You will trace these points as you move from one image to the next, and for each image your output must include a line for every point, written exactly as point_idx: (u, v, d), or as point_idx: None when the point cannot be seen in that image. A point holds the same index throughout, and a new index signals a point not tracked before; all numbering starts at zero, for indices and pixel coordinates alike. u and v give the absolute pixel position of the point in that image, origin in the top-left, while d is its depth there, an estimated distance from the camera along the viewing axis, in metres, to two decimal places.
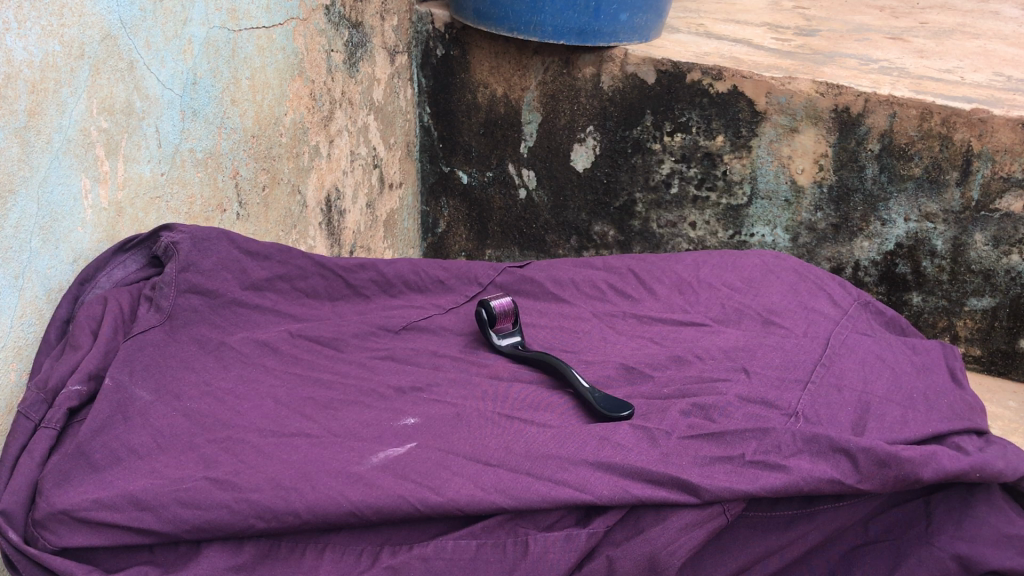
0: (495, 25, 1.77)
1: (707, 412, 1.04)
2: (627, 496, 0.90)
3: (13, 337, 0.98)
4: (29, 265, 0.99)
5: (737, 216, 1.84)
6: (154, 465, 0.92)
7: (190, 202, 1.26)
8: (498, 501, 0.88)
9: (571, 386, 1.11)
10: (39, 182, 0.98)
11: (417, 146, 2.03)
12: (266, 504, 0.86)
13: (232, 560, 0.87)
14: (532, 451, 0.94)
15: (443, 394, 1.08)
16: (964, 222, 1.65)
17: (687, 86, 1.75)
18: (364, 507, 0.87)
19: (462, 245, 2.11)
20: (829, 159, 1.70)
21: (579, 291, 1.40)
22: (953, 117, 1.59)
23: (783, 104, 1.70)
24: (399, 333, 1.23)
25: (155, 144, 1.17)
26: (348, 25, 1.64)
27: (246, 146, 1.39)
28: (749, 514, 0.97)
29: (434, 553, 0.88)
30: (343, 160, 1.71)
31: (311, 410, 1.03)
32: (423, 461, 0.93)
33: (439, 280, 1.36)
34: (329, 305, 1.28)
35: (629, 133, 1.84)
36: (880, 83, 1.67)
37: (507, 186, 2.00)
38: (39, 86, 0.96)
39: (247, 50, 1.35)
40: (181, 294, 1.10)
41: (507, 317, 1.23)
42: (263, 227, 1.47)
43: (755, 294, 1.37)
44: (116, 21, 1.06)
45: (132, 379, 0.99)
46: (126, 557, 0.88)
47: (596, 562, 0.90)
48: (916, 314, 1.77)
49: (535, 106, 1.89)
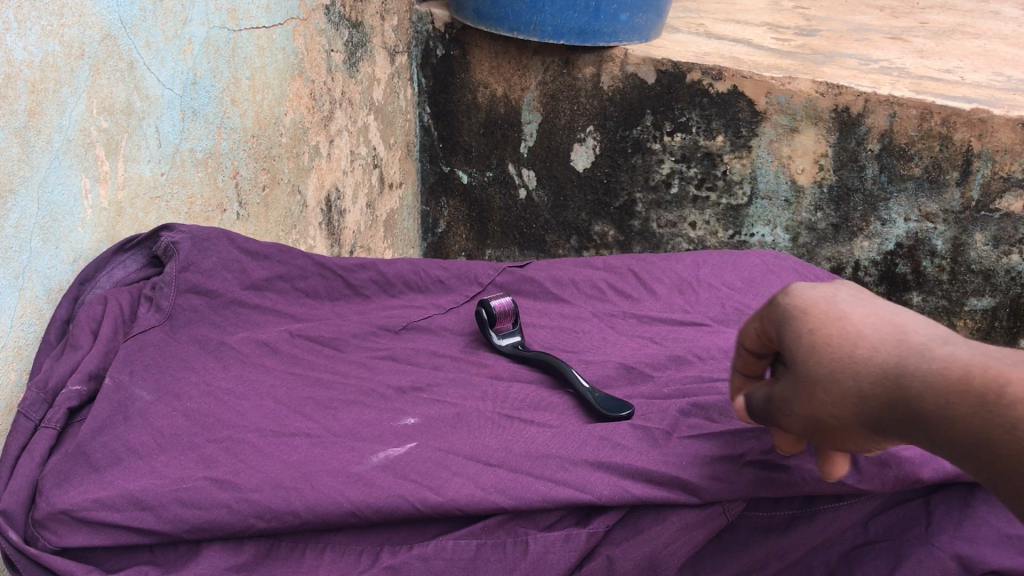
0: (495, 24, 1.76)
1: (707, 412, 1.03)
2: (627, 497, 0.90)
3: (13, 337, 0.98)
4: (30, 265, 0.99)
5: (736, 217, 1.84)
6: (154, 465, 0.91)
7: (190, 202, 1.26)
8: (498, 501, 0.88)
9: (571, 386, 1.11)
10: (40, 182, 0.98)
11: (417, 146, 2.03)
12: (266, 504, 0.86)
13: (233, 560, 0.87)
14: (532, 451, 0.94)
15: (442, 394, 1.08)
16: (964, 222, 1.65)
17: (687, 86, 1.75)
18: (364, 507, 0.87)
19: (462, 245, 2.12)
20: (829, 159, 1.70)
21: (579, 290, 1.40)
22: (953, 117, 1.58)
23: (783, 104, 1.70)
24: (399, 333, 1.23)
25: (155, 144, 1.17)
26: (348, 25, 1.64)
27: (246, 146, 1.39)
28: (749, 514, 0.96)
29: (434, 553, 0.87)
30: (343, 160, 1.71)
31: (311, 410, 1.03)
32: (423, 462, 0.93)
33: (439, 280, 1.36)
34: (329, 305, 1.28)
35: (629, 133, 1.84)
36: (880, 83, 1.67)
37: (508, 186, 2.00)
38: (39, 86, 0.96)
39: (247, 50, 1.35)
40: (181, 294, 1.10)
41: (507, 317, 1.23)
42: (263, 227, 1.47)
43: (755, 294, 1.37)
44: (116, 21, 1.06)
45: (133, 379, 0.99)
46: (126, 557, 0.88)
47: (596, 561, 0.90)
48: (916, 314, 1.77)
49: (536, 106, 1.89)
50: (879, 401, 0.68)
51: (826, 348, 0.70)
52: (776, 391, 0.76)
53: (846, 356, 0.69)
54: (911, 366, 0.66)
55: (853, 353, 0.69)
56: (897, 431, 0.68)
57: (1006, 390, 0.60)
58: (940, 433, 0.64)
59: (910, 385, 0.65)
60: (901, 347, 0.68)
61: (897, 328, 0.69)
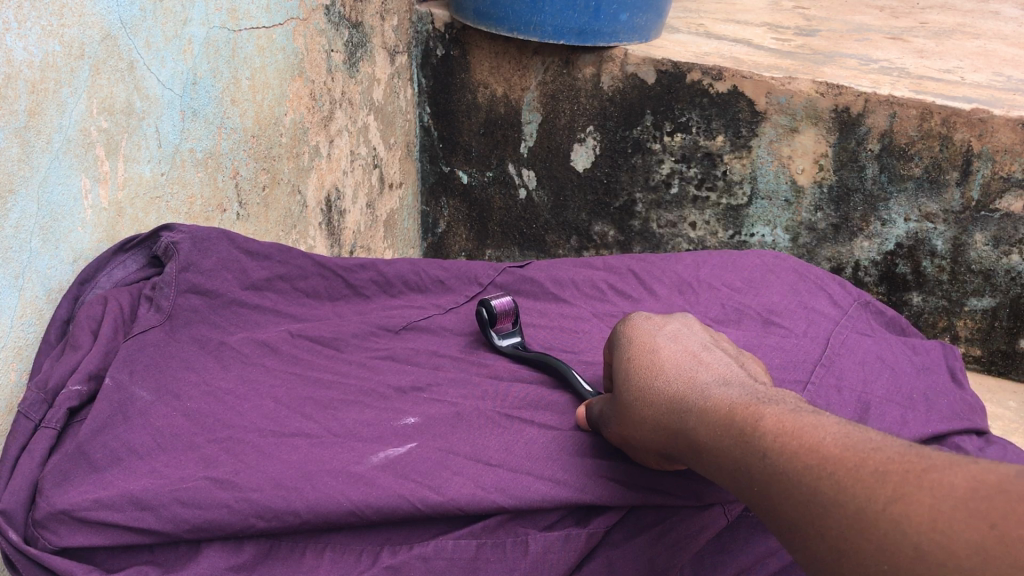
0: (495, 25, 1.76)
1: None
2: (627, 496, 0.90)
3: (13, 337, 0.98)
4: (30, 265, 0.99)
5: (736, 217, 1.84)
6: (154, 465, 0.91)
7: (190, 202, 1.26)
8: (499, 501, 0.88)
9: (572, 386, 1.10)
10: (40, 182, 0.98)
11: (417, 146, 2.03)
12: (266, 504, 0.86)
13: (232, 560, 0.87)
14: (534, 454, 0.95)
15: (443, 394, 1.08)
16: (964, 222, 1.65)
17: (687, 86, 1.75)
18: (364, 507, 0.87)
19: (462, 245, 2.12)
20: (829, 159, 1.70)
21: (579, 290, 1.40)
22: (953, 117, 1.58)
23: (783, 104, 1.70)
24: (399, 333, 1.23)
25: (155, 144, 1.17)
26: (348, 25, 1.64)
27: (246, 146, 1.39)
28: (748, 513, 0.95)
29: (433, 553, 0.87)
30: (343, 160, 1.71)
31: (311, 410, 1.03)
32: (423, 462, 0.93)
33: (439, 280, 1.37)
34: (329, 305, 1.29)
35: (629, 133, 1.84)
36: (880, 83, 1.66)
37: (508, 187, 2.00)
38: (39, 86, 0.96)
39: (247, 50, 1.35)
40: (181, 294, 1.10)
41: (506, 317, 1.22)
42: (263, 227, 1.47)
43: (755, 294, 1.37)
44: (116, 21, 1.06)
45: (133, 379, 0.99)
46: (126, 557, 0.88)
47: (596, 562, 0.90)
48: (916, 314, 1.77)
49: (535, 106, 1.89)
50: (663, 425, 0.81)
51: (647, 381, 0.85)
52: (607, 409, 0.92)
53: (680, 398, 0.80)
54: (697, 398, 0.78)
55: (686, 398, 0.79)
56: (676, 454, 0.80)
57: (759, 425, 0.69)
58: (692, 447, 0.76)
59: (681, 416, 0.78)
60: (698, 382, 0.81)
61: (697, 374, 0.83)
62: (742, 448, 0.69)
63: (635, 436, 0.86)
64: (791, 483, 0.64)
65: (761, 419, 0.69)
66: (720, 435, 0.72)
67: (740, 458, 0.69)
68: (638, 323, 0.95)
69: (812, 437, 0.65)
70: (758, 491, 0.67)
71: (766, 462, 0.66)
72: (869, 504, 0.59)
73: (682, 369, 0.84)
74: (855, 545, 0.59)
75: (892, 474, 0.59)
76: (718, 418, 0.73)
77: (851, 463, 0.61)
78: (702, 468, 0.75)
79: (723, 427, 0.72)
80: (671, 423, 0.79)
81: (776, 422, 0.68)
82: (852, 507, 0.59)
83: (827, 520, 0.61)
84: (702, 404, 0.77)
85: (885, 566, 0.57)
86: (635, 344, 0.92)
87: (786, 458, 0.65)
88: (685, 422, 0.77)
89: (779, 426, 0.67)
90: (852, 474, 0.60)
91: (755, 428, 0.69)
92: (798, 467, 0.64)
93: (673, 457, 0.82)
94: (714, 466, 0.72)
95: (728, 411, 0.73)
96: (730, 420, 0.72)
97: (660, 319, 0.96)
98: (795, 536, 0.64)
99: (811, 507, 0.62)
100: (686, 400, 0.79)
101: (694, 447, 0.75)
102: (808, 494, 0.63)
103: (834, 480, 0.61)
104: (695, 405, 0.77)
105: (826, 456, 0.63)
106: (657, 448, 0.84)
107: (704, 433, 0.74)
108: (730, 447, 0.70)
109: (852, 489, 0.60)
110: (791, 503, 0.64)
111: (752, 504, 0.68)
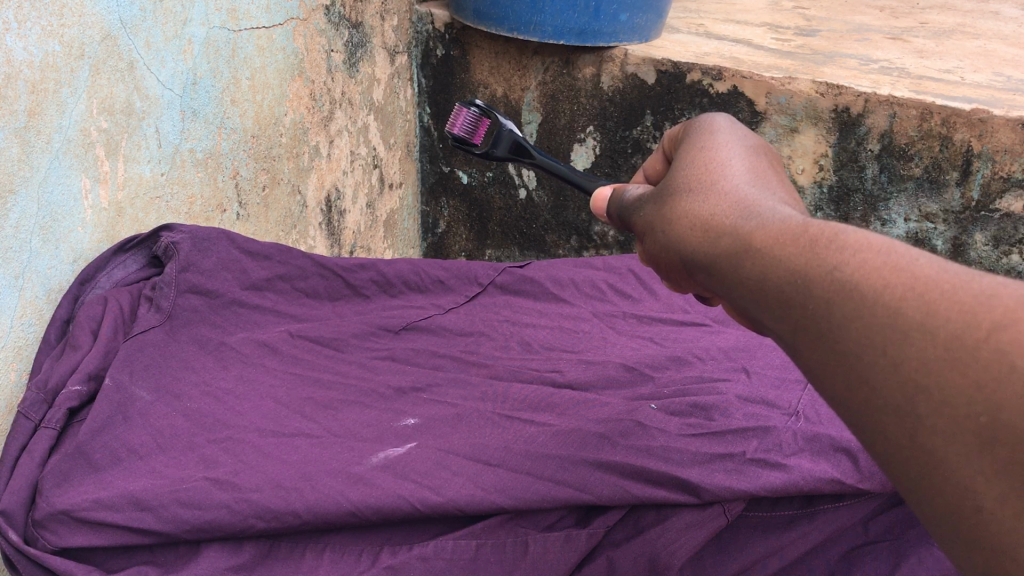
0: (495, 25, 1.75)
1: (707, 411, 1.03)
2: (627, 497, 0.90)
3: (13, 338, 0.98)
4: (29, 265, 0.99)
5: None
6: (154, 465, 0.91)
7: (190, 202, 1.26)
8: (499, 501, 0.88)
9: (558, 176, 1.19)
10: (39, 182, 0.98)
11: (418, 146, 2.04)
12: (266, 504, 0.86)
13: (232, 560, 0.87)
14: (533, 451, 0.93)
15: (443, 394, 1.09)
16: (964, 222, 1.65)
17: (687, 86, 1.75)
18: (364, 507, 0.87)
19: (462, 245, 2.13)
20: (828, 159, 1.71)
21: (579, 290, 1.45)
22: (953, 117, 1.57)
23: (783, 104, 1.69)
24: (399, 333, 1.24)
25: (155, 144, 1.17)
26: (348, 25, 1.64)
27: (246, 146, 1.39)
28: (748, 514, 0.94)
29: (433, 553, 0.87)
30: (343, 160, 1.71)
31: (311, 410, 1.03)
32: (423, 462, 0.93)
33: (439, 280, 1.39)
34: (330, 305, 1.30)
35: (629, 133, 1.84)
36: (880, 83, 1.66)
37: (508, 186, 2.01)
38: (39, 86, 0.96)
39: (247, 50, 1.35)
40: (181, 294, 1.09)
41: (482, 125, 1.36)
42: (263, 227, 1.47)
43: None
44: (116, 21, 1.06)
45: (132, 379, 0.98)
46: (126, 557, 0.88)
47: (596, 562, 0.90)
48: None
49: (535, 106, 1.90)
50: (698, 233, 0.60)
51: (687, 191, 0.64)
52: (639, 220, 0.71)
53: (729, 206, 0.59)
54: (752, 207, 0.58)
55: (742, 204, 0.59)
56: (702, 274, 0.60)
57: (838, 234, 0.50)
58: (725, 260, 0.56)
59: (724, 224, 0.58)
60: (754, 189, 0.61)
61: (759, 181, 0.62)
62: (809, 258, 0.50)
63: (658, 250, 0.66)
64: (863, 304, 0.46)
65: (842, 229, 0.50)
66: (775, 245, 0.52)
67: (801, 269, 0.50)
68: (714, 122, 0.72)
69: (905, 255, 0.47)
70: (812, 315, 0.49)
71: (836, 279, 0.48)
72: (970, 331, 0.42)
73: (736, 173, 0.63)
74: (936, 394, 0.43)
75: (1003, 307, 0.41)
76: (784, 229, 0.53)
77: (949, 285, 0.44)
78: (733, 289, 0.55)
79: (786, 236, 0.52)
80: (707, 232, 0.59)
81: (863, 234, 0.49)
82: (945, 334, 0.43)
83: (911, 353, 0.44)
84: (756, 213, 0.57)
85: (982, 417, 0.41)
86: (690, 145, 0.70)
87: (866, 276, 0.47)
88: (726, 232, 0.57)
89: (863, 240, 0.49)
90: (952, 298, 0.43)
91: (830, 234, 0.50)
92: (879, 287, 0.46)
93: (694, 275, 0.62)
94: (756, 281, 0.53)
95: (791, 223, 0.54)
96: (796, 231, 0.52)
97: (725, 117, 0.73)
98: (848, 379, 0.47)
99: (889, 336, 0.45)
100: (736, 206, 0.59)
101: (731, 260, 0.56)
102: (886, 317, 0.45)
103: (926, 303, 0.44)
104: (748, 213, 0.57)
105: (917, 282, 0.45)
106: (679, 270, 0.64)
107: (752, 241, 0.54)
108: (790, 258, 0.51)
109: (947, 314, 0.43)
110: (859, 329, 0.46)
111: (799, 332, 0.50)
